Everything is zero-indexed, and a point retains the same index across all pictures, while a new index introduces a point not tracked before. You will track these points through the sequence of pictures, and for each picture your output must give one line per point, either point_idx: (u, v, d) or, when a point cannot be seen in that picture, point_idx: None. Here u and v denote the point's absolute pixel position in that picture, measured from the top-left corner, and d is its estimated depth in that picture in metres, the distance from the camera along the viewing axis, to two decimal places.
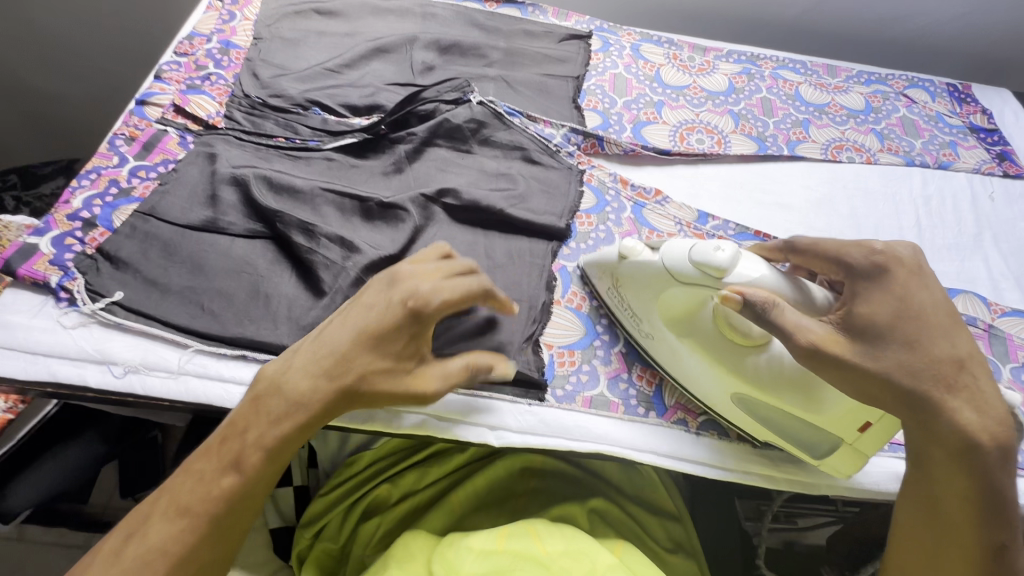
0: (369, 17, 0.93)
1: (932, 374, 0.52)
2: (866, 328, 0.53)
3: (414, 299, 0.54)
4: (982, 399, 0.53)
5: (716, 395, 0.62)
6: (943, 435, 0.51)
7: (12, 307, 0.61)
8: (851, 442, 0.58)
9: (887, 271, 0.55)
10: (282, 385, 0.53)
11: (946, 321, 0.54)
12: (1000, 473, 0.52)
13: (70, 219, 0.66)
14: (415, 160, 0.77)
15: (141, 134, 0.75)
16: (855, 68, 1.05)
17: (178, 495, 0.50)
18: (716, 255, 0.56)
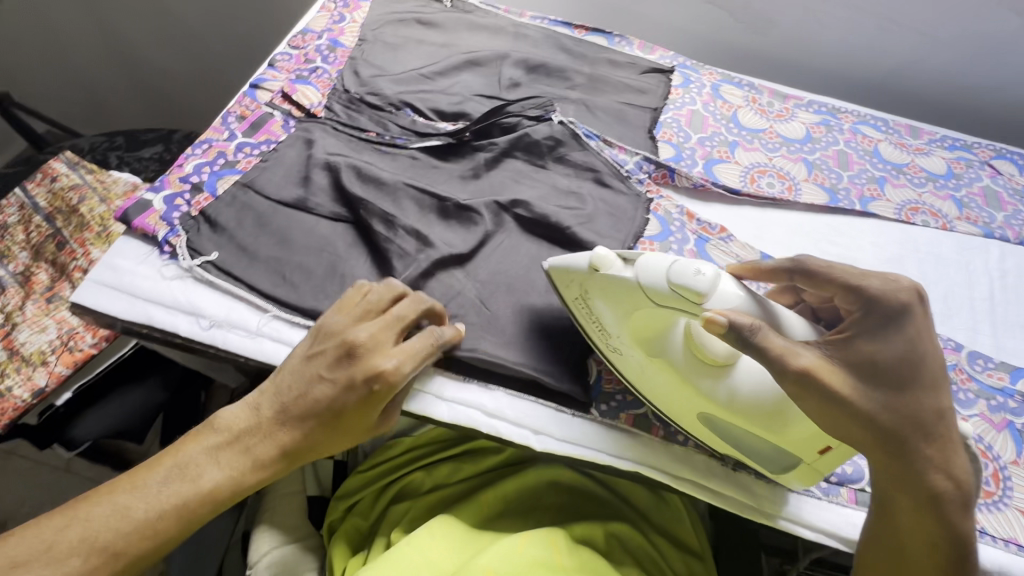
0: (465, 31, 0.99)
1: (914, 424, 0.52)
2: (869, 368, 0.53)
3: (381, 374, 0.57)
4: (952, 453, 0.54)
5: (686, 411, 0.62)
6: (917, 485, 0.53)
7: (122, 253, 0.68)
8: (808, 461, 0.59)
9: (909, 310, 0.54)
10: (250, 439, 0.57)
11: (940, 374, 0.54)
12: (961, 519, 0.53)
13: (182, 181, 0.73)
14: (493, 168, 0.81)
15: (251, 115, 0.82)
16: (939, 131, 1.03)
17: (95, 535, 0.52)
18: (698, 280, 0.53)
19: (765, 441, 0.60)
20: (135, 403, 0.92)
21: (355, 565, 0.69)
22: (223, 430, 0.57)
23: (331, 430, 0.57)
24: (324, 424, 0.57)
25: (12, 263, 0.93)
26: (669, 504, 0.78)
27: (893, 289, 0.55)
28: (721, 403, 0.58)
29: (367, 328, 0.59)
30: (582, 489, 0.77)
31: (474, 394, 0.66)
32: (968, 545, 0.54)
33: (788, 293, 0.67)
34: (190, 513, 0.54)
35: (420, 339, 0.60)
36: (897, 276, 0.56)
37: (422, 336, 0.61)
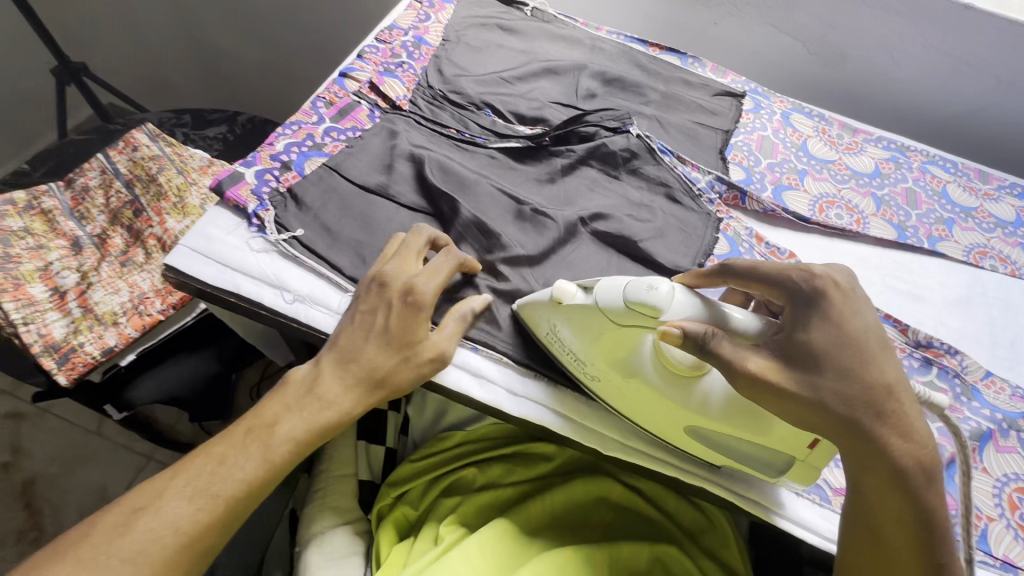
0: (544, 41, 1.01)
1: (863, 402, 0.48)
2: (803, 356, 0.49)
3: (410, 291, 0.61)
4: (908, 425, 0.48)
5: (672, 425, 0.60)
6: (877, 459, 0.47)
7: (215, 222, 0.70)
8: (800, 458, 0.56)
9: (822, 297, 0.51)
10: (311, 386, 0.59)
11: (875, 348, 0.50)
12: (929, 493, 0.48)
13: (272, 159, 0.75)
14: (569, 175, 0.82)
15: (339, 101, 0.84)
16: (1009, 178, 1.02)
17: (200, 481, 0.54)
18: (651, 294, 0.53)
19: (748, 443, 0.57)
20: (191, 372, 0.95)
21: (400, 552, 0.70)
22: (296, 380, 0.60)
23: (396, 350, 0.60)
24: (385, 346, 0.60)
25: (91, 225, 0.96)
26: (716, 526, 0.75)
27: (803, 274, 0.53)
28: (702, 412, 0.56)
29: (392, 262, 0.64)
30: (631, 507, 0.76)
31: (545, 393, 0.66)
32: (943, 524, 0.48)
33: (737, 294, 0.65)
34: (278, 461, 0.56)
35: (442, 255, 0.65)
36: (811, 264, 0.54)
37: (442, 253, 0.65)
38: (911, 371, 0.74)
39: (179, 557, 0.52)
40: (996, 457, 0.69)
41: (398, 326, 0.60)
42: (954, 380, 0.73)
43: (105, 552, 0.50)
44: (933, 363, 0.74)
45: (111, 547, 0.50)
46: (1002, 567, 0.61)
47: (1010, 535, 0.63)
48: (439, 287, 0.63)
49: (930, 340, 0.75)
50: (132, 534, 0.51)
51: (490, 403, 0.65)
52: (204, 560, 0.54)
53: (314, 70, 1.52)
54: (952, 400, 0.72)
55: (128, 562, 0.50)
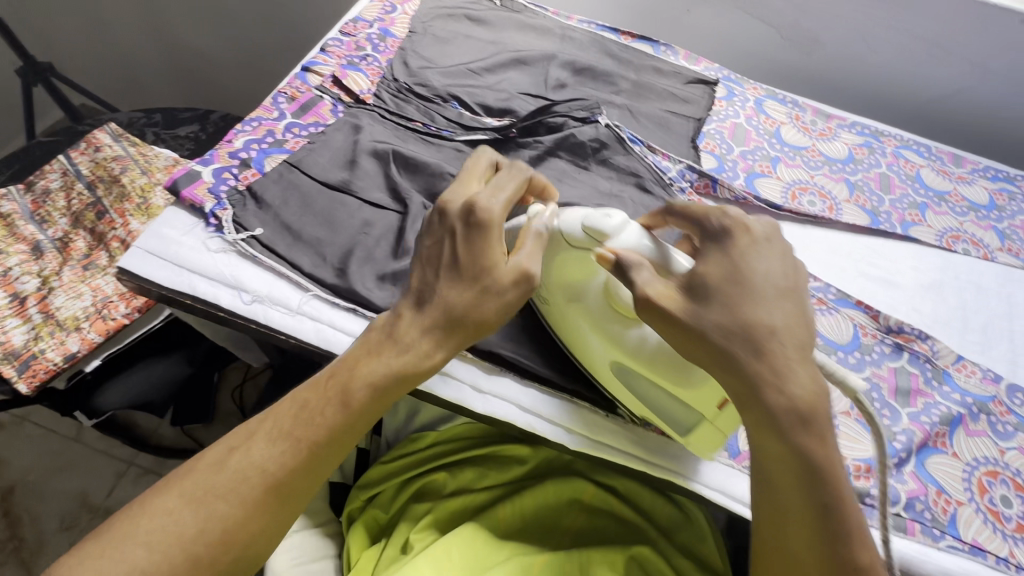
0: (513, 30, 0.99)
1: (739, 336, 0.47)
2: (695, 287, 0.50)
3: (481, 213, 0.55)
4: (783, 367, 0.47)
5: (598, 357, 0.60)
6: (749, 399, 0.47)
7: (171, 222, 0.69)
8: (709, 417, 0.56)
9: (728, 236, 0.52)
10: (391, 330, 0.55)
11: (765, 289, 0.49)
12: (802, 433, 0.46)
13: (231, 156, 0.73)
14: (537, 166, 0.81)
15: (301, 96, 0.82)
16: (983, 161, 1.01)
17: (286, 423, 0.52)
18: (605, 222, 0.55)
19: (665, 394, 0.57)
20: (161, 375, 0.94)
21: (369, 558, 0.69)
22: (378, 325, 0.56)
23: (471, 281, 0.53)
24: (456, 280, 0.54)
25: (51, 228, 0.94)
26: (692, 520, 0.75)
27: (716, 212, 0.54)
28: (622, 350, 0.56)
29: (458, 191, 0.59)
30: (606, 508, 0.75)
31: (514, 391, 0.65)
32: (825, 467, 0.46)
33: None
34: (357, 410, 0.52)
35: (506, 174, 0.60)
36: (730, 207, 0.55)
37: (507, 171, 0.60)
38: (882, 357, 0.74)
39: (267, 499, 0.50)
40: (968, 440, 0.68)
41: (467, 253, 0.54)
42: (925, 365, 0.74)
43: (202, 487, 0.50)
44: (903, 349, 0.74)
45: (207, 483, 0.50)
46: (972, 551, 0.61)
47: (979, 519, 0.63)
48: (505, 205, 0.57)
49: (901, 326, 0.75)
50: (226, 471, 0.50)
51: (454, 399, 0.64)
52: (297, 506, 0.52)
53: (286, 65, 1.49)
54: (922, 384, 0.72)
55: (220, 499, 0.49)
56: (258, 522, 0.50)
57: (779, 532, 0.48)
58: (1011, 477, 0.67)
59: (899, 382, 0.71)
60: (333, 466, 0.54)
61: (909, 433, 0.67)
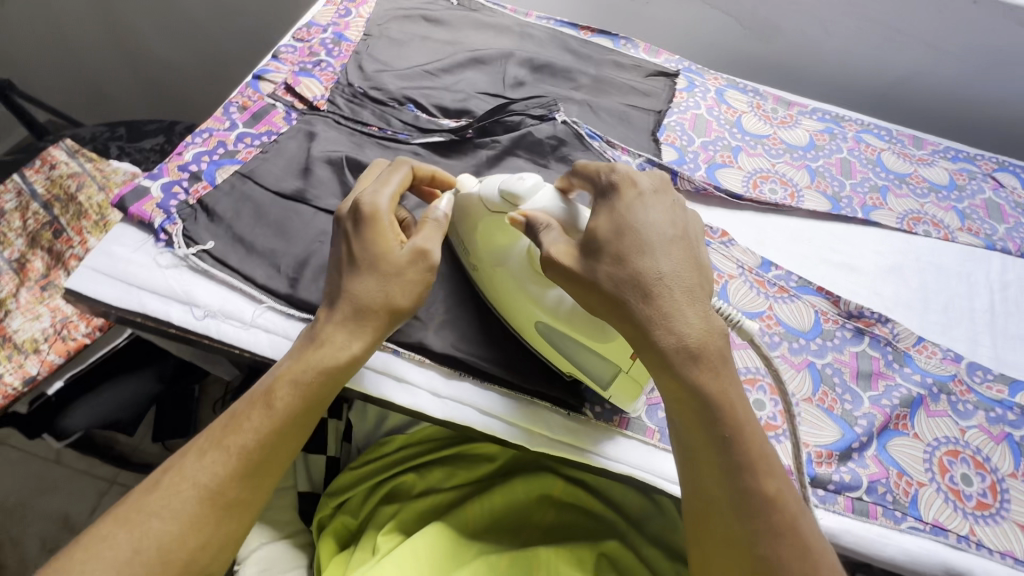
0: (470, 30, 0.98)
1: (630, 284, 0.49)
2: (591, 242, 0.51)
3: (368, 208, 0.57)
4: (672, 308, 0.48)
5: (524, 318, 0.61)
6: (643, 345, 0.49)
7: (119, 239, 0.67)
8: (625, 369, 0.57)
9: (615, 190, 0.53)
10: (313, 336, 0.57)
11: (653, 238, 0.50)
12: (694, 372, 0.48)
13: (180, 170, 0.72)
14: (495, 167, 0.80)
15: (253, 105, 0.81)
16: (943, 143, 1.02)
17: (214, 436, 0.53)
18: (519, 184, 0.56)
19: (583, 350, 0.59)
20: (128, 395, 0.92)
21: (338, 564, 0.68)
22: (302, 335, 0.58)
23: (375, 274, 0.56)
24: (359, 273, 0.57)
25: (7, 250, 0.92)
26: (663, 511, 0.75)
27: (606, 168, 0.55)
28: (544, 307, 0.57)
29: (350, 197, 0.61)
30: (576, 503, 0.75)
31: (470, 392, 0.64)
32: (717, 399, 0.48)
33: None
34: (283, 411, 0.53)
35: (390, 169, 0.62)
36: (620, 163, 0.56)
37: (389, 167, 0.63)
38: (844, 342, 0.74)
39: (204, 511, 0.50)
40: (928, 421, 0.69)
41: (360, 244, 0.57)
42: (886, 348, 0.74)
43: (133, 508, 0.50)
44: (864, 334, 0.75)
45: (141, 504, 0.50)
46: (933, 531, 0.62)
47: (940, 498, 0.64)
48: (392, 197, 0.59)
49: (861, 310, 0.76)
50: (158, 490, 0.50)
51: (409, 404, 0.63)
52: (239, 516, 0.52)
53: (250, 72, 1.47)
54: (884, 367, 0.72)
55: (153, 516, 0.49)
56: (197, 537, 0.50)
57: (693, 470, 0.50)
58: (972, 455, 0.67)
59: (860, 365, 0.72)
60: (272, 472, 0.54)
61: (869, 417, 0.68)
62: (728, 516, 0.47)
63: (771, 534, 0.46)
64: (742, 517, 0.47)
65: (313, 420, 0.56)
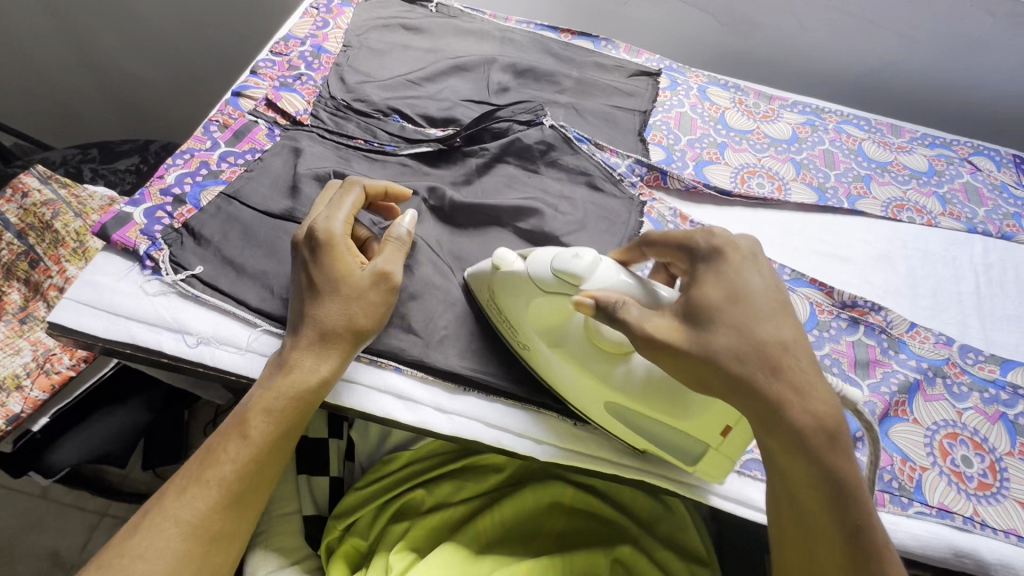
0: (451, 36, 0.97)
1: (755, 358, 0.48)
2: (695, 314, 0.51)
3: (323, 235, 0.58)
4: (805, 383, 0.48)
5: (593, 396, 0.59)
6: (778, 423, 0.47)
7: (102, 269, 0.65)
8: (714, 445, 0.57)
9: (720, 256, 0.54)
10: (281, 363, 0.56)
11: (766, 305, 0.51)
12: (829, 456, 0.47)
13: (163, 194, 0.70)
14: (484, 175, 0.80)
15: (234, 123, 0.79)
16: (920, 130, 1.04)
17: (191, 473, 0.53)
18: (574, 263, 0.54)
19: (664, 426, 0.58)
20: (117, 426, 0.90)
21: None
22: (270, 363, 0.58)
23: (336, 299, 0.57)
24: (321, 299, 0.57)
25: None
26: (673, 510, 0.75)
27: (701, 235, 0.56)
28: (625, 391, 0.56)
29: (305, 223, 0.62)
30: (588, 509, 0.74)
31: (477, 406, 0.64)
32: (851, 481, 0.47)
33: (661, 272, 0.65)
34: (259, 439, 0.54)
35: (341, 190, 0.63)
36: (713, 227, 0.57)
37: (340, 188, 0.63)
38: (840, 332, 0.75)
39: (190, 546, 0.50)
40: (926, 406, 0.70)
41: (319, 271, 0.57)
42: (881, 336, 0.75)
43: (116, 553, 0.49)
44: (859, 323, 0.76)
45: (123, 548, 0.49)
46: (939, 514, 0.63)
47: (944, 481, 0.65)
48: (347, 220, 0.60)
49: (855, 300, 0.77)
50: (140, 532, 0.50)
51: (418, 424, 0.62)
52: (226, 547, 0.52)
53: (225, 86, 1.44)
54: (880, 354, 0.74)
55: (138, 559, 0.49)
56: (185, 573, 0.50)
57: (808, 554, 0.48)
58: (970, 437, 0.69)
59: (857, 354, 0.73)
60: (255, 500, 0.54)
61: (870, 404, 0.68)
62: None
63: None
64: None
65: (290, 446, 0.57)
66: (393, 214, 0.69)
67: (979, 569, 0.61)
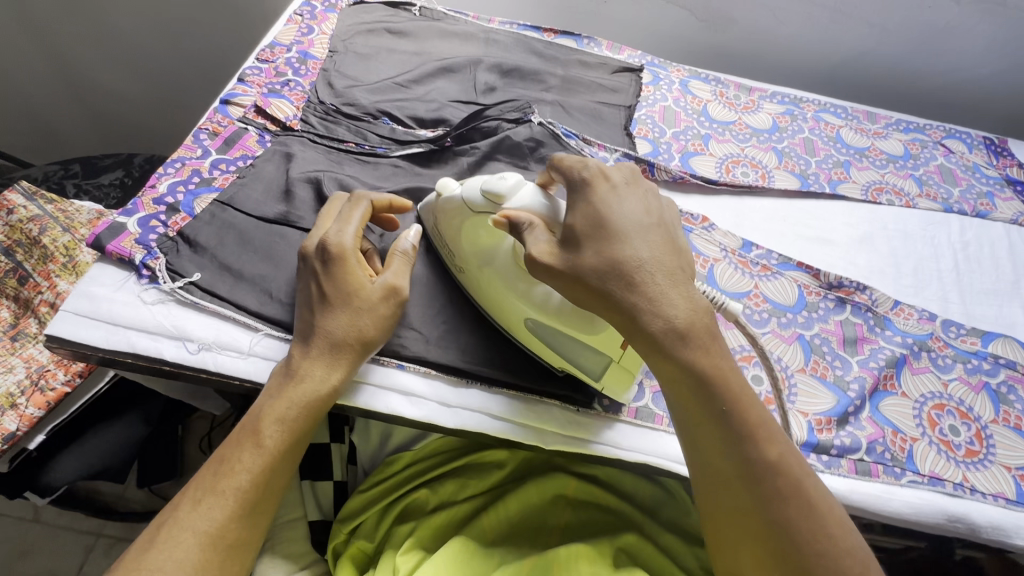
0: (436, 39, 0.98)
1: (614, 274, 0.50)
2: (569, 238, 0.53)
3: (332, 248, 0.59)
4: (659, 294, 0.51)
5: (512, 316, 0.62)
6: (635, 330, 0.51)
7: (98, 280, 0.65)
8: (615, 359, 0.59)
9: (587, 185, 0.56)
10: (288, 370, 0.57)
11: (630, 227, 0.53)
12: (687, 354, 0.50)
13: (156, 203, 0.70)
14: (476, 173, 0.81)
15: (224, 131, 0.80)
16: (894, 116, 1.08)
17: (205, 483, 0.53)
18: (501, 184, 0.57)
19: (574, 342, 0.60)
20: (115, 441, 0.89)
21: None
22: (275, 372, 0.58)
23: (344, 308, 0.57)
24: (331, 310, 0.58)
25: None
26: (675, 497, 0.76)
27: (577, 163, 0.57)
28: (530, 307, 0.59)
29: (313, 234, 0.63)
30: (590, 499, 0.75)
31: (481, 399, 0.64)
32: (712, 378, 0.50)
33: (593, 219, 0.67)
34: (273, 448, 0.54)
35: (349, 204, 0.64)
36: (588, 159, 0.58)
37: (348, 202, 0.64)
38: (828, 312, 0.77)
39: (208, 556, 0.50)
40: (913, 379, 0.73)
41: (331, 283, 0.58)
42: (867, 314, 0.78)
43: (132, 567, 0.48)
44: (846, 302, 0.78)
45: (139, 562, 0.48)
46: (931, 482, 0.65)
47: (934, 451, 0.67)
48: (357, 234, 0.61)
49: (840, 281, 0.80)
50: (156, 545, 0.49)
51: (424, 419, 0.63)
52: (242, 555, 0.53)
53: (208, 96, 1.43)
54: (867, 332, 0.76)
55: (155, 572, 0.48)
56: None
57: (698, 450, 0.52)
58: (956, 407, 0.71)
59: (845, 332, 0.75)
60: (269, 507, 0.55)
61: (860, 380, 0.71)
62: (735, 488, 0.50)
63: (775, 498, 0.49)
64: (751, 491, 0.50)
65: (300, 454, 0.57)
66: (393, 225, 0.70)
67: (971, 532, 0.64)
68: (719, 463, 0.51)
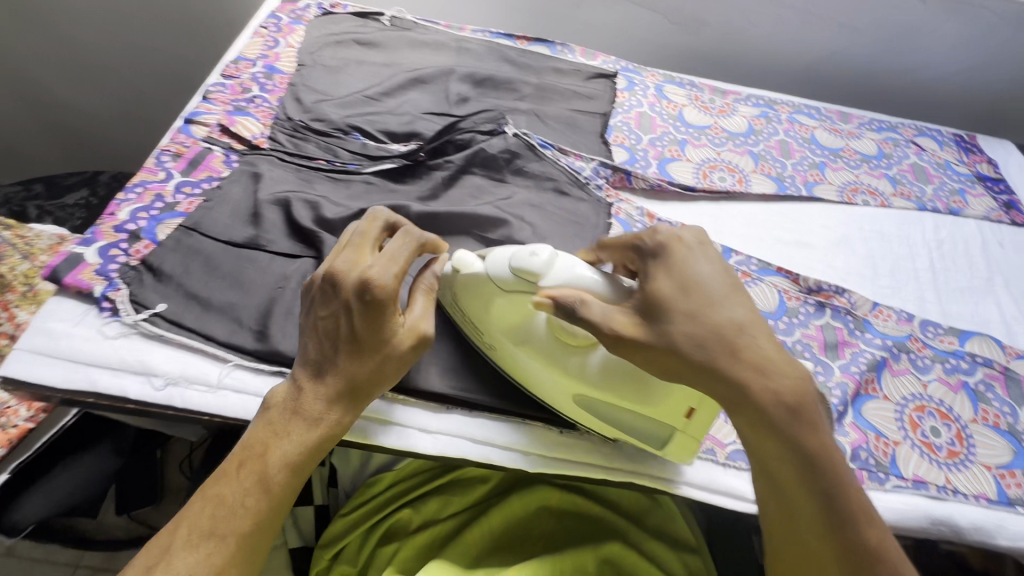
0: (406, 49, 0.96)
1: (715, 342, 0.50)
2: (652, 309, 0.52)
3: (375, 290, 0.53)
4: (763, 360, 0.50)
5: (557, 391, 0.59)
6: (741, 402, 0.49)
7: (55, 315, 0.62)
8: (680, 428, 0.58)
9: (665, 249, 0.55)
10: (296, 405, 0.54)
11: (719, 293, 0.52)
12: (798, 429, 0.48)
13: (116, 230, 0.67)
14: (451, 188, 0.79)
15: (188, 151, 0.77)
16: (867, 115, 1.09)
17: (201, 524, 0.50)
18: (532, 261, 0.55)
19: (631, 413, 0.58)
20: (85, 476, 0.86)
21: None
22: (275, 403, 0.55)
23: (368, 354, 0.55)
24: (358, 356, 0.55)
25: None
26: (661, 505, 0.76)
27: (647, 233, 0.57)
28: (586, 382, 0.56)
29: (343, 260, 0.56)
30: (575, 510, 0.74)
31: (462, 423, 0.63)
32: (820, 454, 0.48)
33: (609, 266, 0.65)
34: (281, 493, 0.52)
35: (396, 240, 0.58)
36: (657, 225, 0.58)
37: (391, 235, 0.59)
38: (808, 317, 0.77)
39: None
40: (893, 381, 0.73)
41: (366, 327, 0.54)
42: (847, 318, 0.78)
43: None
44: (826, 306, 0.79)
45: None
46: (915, 485, 0.65)
47: (916, 453, 0.68)
48: (402, 272, 0.56)
49: (819, 285, 0.80)
50: None
51: (403, 446, 0.61)
52: None
53: (176, 108, 1.39)
54: (847, 336, 0.76)
55: None
56: None
57: (790, 527, 0.49)
58: (937, 408, 0.72)
59: (826, 337, 0.75)
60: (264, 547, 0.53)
61: (842, 385, 0.71)
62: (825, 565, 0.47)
63: None
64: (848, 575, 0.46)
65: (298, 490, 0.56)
66: None
67: (955, 534, 0.64)
68: (811, 541, 0.48)
